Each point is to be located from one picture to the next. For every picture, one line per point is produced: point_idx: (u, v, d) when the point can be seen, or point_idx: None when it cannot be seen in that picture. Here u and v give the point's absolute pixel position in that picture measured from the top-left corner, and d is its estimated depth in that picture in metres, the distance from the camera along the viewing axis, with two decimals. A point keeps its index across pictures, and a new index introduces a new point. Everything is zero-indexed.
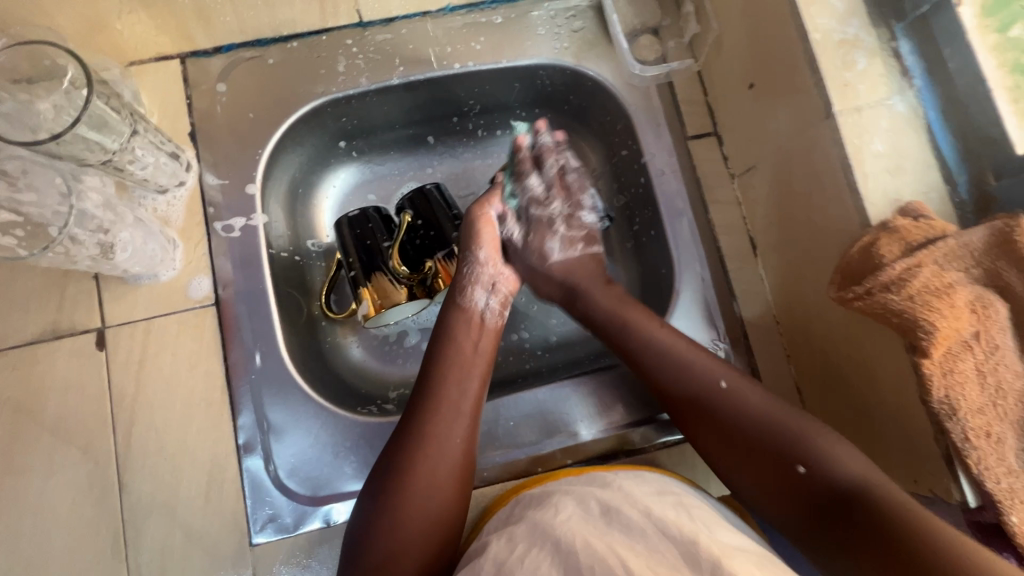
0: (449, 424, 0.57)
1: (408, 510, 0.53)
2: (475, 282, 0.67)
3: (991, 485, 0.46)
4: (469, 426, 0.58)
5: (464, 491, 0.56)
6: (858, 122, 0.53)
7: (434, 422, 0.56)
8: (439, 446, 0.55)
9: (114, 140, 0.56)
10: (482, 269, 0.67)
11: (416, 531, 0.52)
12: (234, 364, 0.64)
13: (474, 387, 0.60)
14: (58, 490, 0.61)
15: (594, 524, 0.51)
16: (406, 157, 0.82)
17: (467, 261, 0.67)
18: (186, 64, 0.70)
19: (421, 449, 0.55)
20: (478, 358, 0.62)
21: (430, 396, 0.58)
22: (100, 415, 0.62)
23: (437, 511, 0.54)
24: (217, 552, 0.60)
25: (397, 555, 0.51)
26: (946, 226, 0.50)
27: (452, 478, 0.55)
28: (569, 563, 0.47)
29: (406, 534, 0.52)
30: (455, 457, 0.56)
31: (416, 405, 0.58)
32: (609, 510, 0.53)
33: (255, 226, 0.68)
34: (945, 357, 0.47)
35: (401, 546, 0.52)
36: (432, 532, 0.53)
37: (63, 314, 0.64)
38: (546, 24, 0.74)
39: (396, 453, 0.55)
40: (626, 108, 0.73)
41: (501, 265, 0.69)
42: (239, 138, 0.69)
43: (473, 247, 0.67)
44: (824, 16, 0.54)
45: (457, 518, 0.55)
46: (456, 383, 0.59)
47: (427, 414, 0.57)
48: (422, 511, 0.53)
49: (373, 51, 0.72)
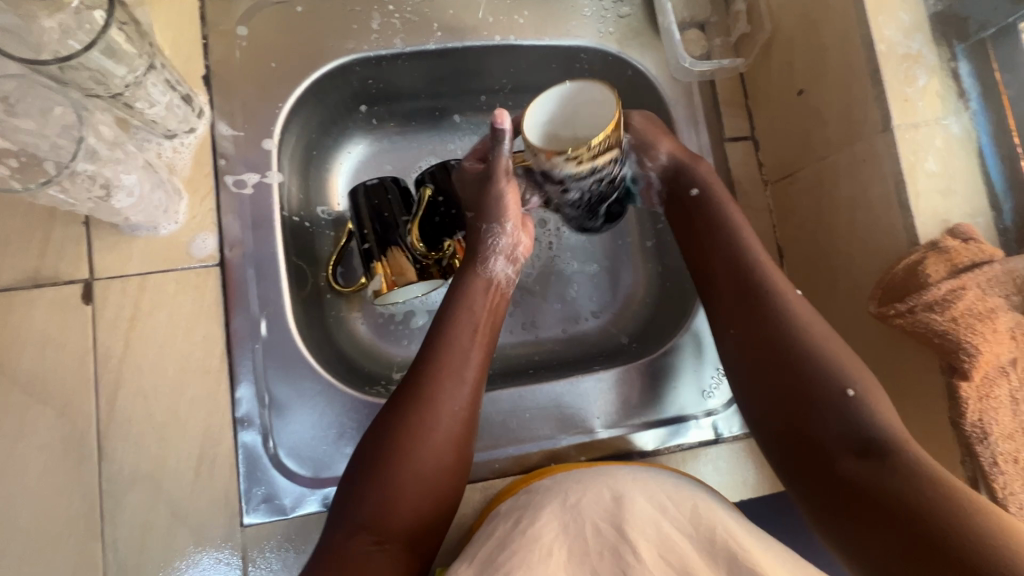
0: (452, 394, 0.53)
1: (400, 476, 0.50)
2: (496, 252, 0.62)
3: (1014, 511, 0.46)
4: (471, 396, 0.55)
5: (459, 465, 0.53)
6: (915, 138, 0.53)
7: (437, 387, 0.53)
8: (439, 416, 0.52)
9: (127, 72, 0.50)
10: (505, 238, 0.62)
11: (409, 498, 0.50)
12: (236, 330, 0.60)
13: (478, 359, 0.56)
14: (29, 453, 0.55)
15: (604, 507, 0.48)
16: (428, 129, 0.77)
17: (489, 230, 0.61)
18: (205, 2, 0.65)
19: (420, 414, 0.52)
20: (485, 328, 0.58)
21: (433, 362, 0.54)
22: (81, 374, 0.57)
23: (431, 476, 0.51)
24: (204, 531, 0.56)
25: (386, 519, 0.49)
26: (994, 251, 0.49)
27: (450, 451, 0.52)
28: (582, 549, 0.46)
29: (396, 499, 0.49)
30: (455, 425, 0.53)
31: (420, 366, 0.55)
32: (621, 498, 0.49)
33: (270, 183, 0.63)
34: (982, 381, 0.47)
35: (390, 509, 0.49)
36: (422, 496, 0.50)
37: (45, 260, 0.58)
38: (592, 5, 0.71)
39: (393, 416, 0.52)
40: (666, 102, 0.71)
41: (522, 233, 0.64)
42: (260, 88, 0.64)
43: (500, 217, 0.60)
44: (891, 28, 0.54)
45: (451, 490, 0.52)
46: (462, 350, 0.56)
47: (429, 378, 0.53)
48: (415, 478, 0.50)
49: (410, 12, 0.68)
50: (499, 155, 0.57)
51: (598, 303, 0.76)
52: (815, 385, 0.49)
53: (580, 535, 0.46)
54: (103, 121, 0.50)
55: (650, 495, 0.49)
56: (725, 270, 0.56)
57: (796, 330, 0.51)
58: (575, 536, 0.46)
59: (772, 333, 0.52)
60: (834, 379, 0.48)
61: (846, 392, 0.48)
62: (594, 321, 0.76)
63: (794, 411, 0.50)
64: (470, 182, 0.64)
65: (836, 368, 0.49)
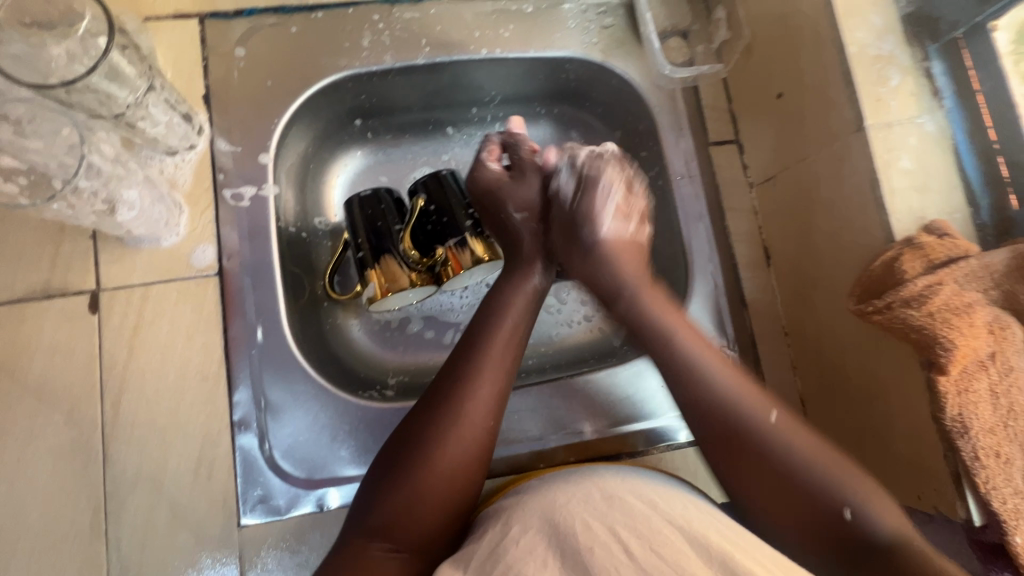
0: (485, 402, 0.53)
1: (424, 483, 0.49)
2: (535, 250, 0.64)
3: (996, 505, 0.46)
4: (500, 405, 0.54)
5: (483, 474, 0.53)
6: (889, 137, 0.53)
7: (470, 395, 0.52)
8: (470, 423, 0.51)
9: (127, 94, 0.54)
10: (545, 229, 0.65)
11: (429, 507, 0.49)
12: (234, 337, 0.62)
13: (510, 365, 0.56)
14: (38, 456, 0.58)
15: (591, 502, 0.48)
16: (421, 141, 0.79)
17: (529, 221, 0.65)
18: (205, 25, 0.68)
19: (449, 428, 0.51)
20: (517, 335, 0.58)
21: (467, 368, 0.54)
22: (88, 381, 0.60)
23: (456, 485, 0.50)
24: (203, 531, 0.58)
25: (404, 526, 0.48)
26: (969, 246, 0.50)
27: (478, 461, 0.51)
28: (567, 546, 0.45)
29: (418, 506, 0.48)
30: (484, 433, 0.52)
31: (453, 370, 0.54)
32: (610, 497, 0.49)
33: (266, 196, 0.65)
34: (960, 375, 0.47)
35: (410, 516, 0.48)
36: (442, 504, 0.49)
37: (56, 272, 0.61)
38: (576, 17, 0.73)
39: (424, 420, 0.51)
40: (650, 108, 0.72)
41: None
42: (256, 105, 0.67)
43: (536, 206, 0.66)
44: (861, 31, 0.55)
45: (472, 500, 0.52)
46: (495, 356, 0.55)
47: (464, 383, 0.53)
48: (440, 485, 0.49)
49: (399, 29, 0.71)
50: (524, 150, 0.67)
51: (589, 307, 0.77)
52: (808, 495, 0.46)
53: (565, 529, 0.46)
54: (104, 140, 0.54)
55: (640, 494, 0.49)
56: (696, 386, 0.51)
57: (756, 432, 0.49)
58: (568, 542, 0.45)
59: (752, 451, 0.48)
60: (828, 496, 0.46)
61: (843, 513, 0.45)
62: (585, 325, 0.77)
63: (768, 487, 0.47)
64: (492, 183, 0.66)
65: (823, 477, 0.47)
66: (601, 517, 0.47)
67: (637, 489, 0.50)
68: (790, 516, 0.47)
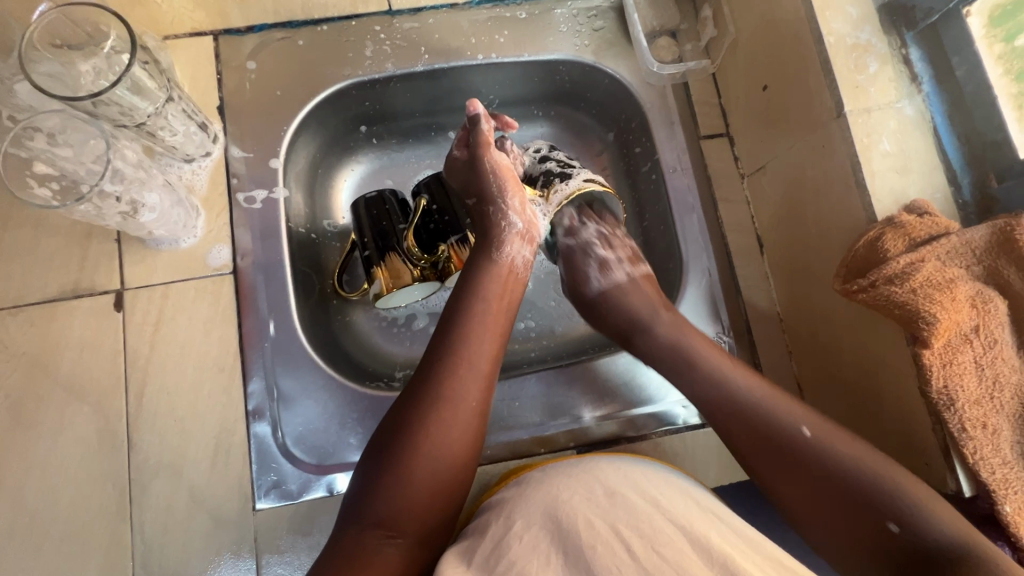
0: (468, 388, 0.55)
1: (415, 470, 0.51)
2: (507, 236, 0.65)
3: (986, 476, 0.47)
4: (484, 390, 0.56)
5: (473, 458, 0.54)
6: (868, 122, 0.55)
7: (453, 382, 0.54)
8: (455, 409, 0.53)
9: (148, 105, 0.58)
10: (513, 215, 0.66)
11: (422, 492, 0.51)
12: (248, 332, 0.66)
13: (491, 350, 0.58)
14: (68, 445, 0.62)
15: (590, 496, 0.49)
16: (423, 146, 0.83)
17: (495, 207, 0.66)
18: (219, 41, 0.73)
19: (434, 413, 0.53)
20: (499, 322, 0.60)
21: (450, 356, 0.56)
22: (113, 374, 0.63)
23: (446, 470, 0.52)
24: (220, 515, 0.61)
25: (398, 514, 0.50)
26: (949, 224, 0.51)
27: (466, 445, 0.53)
28: (568, 542, 0.47)
29: (410, 494, 0.50)
30: (470, 418, 0.54)
31: (435, 359, 0.56)
32: (613, 493, 0.50)
33: (277, 199, 0.70)
34: (944, 348, 0.48)
35: (405, 503, 0.50)
36: (434, 490, 0.51)
37: (84, 273, 0.65)
38: (568, 21, 0.76)
39: (411, 410, 0.53)
40: (641, 105, 0.75)
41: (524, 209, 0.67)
42: (266, 114, 0.71)
43: (501, 194, 0.66)
44: (838, 21, 0.57)
45: (463, 483, 0.53)
46: (476, 343, 0.57)
47: (447, 372, 0.55)
48: (430, 472, 0.51)
49: (400, 38, 0.75)
50: (479, 133, 0.66)
51: None
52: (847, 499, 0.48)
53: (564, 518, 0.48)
54: (127, 147, 0.58)
55: (642, 491, 0.50)
56: (743, 416, 0.54)
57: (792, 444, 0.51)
58: (570, 537, 0.47)
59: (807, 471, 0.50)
60: (872, 505, 0.47)
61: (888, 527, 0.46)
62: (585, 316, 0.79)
63: (783, 481, 0.51)
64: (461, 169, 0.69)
65: (868, 482, 0.48)
66: (602, 514, 0.48)
67: (639, 485, 0.51)
68: (809, 506, 0.50)
